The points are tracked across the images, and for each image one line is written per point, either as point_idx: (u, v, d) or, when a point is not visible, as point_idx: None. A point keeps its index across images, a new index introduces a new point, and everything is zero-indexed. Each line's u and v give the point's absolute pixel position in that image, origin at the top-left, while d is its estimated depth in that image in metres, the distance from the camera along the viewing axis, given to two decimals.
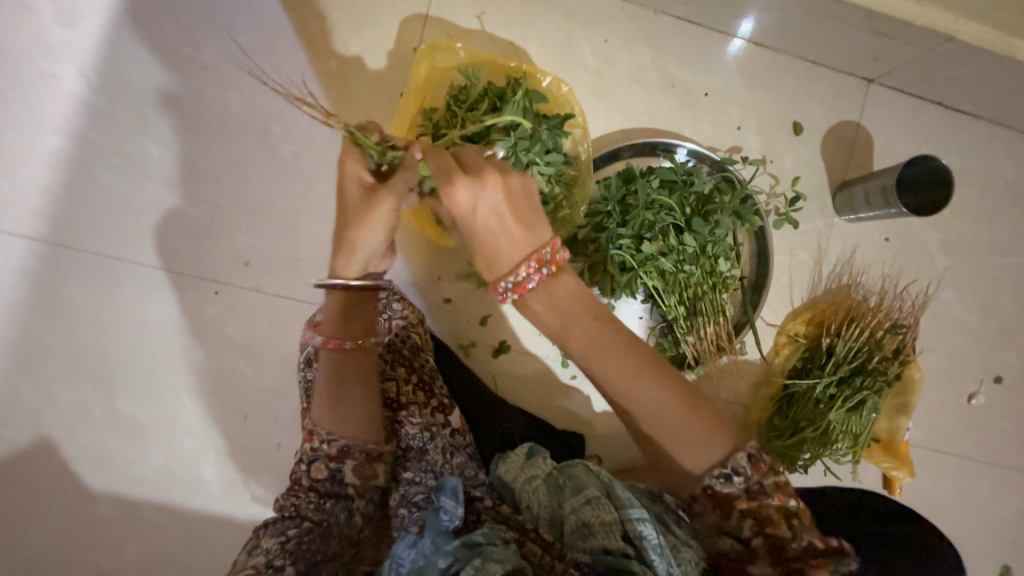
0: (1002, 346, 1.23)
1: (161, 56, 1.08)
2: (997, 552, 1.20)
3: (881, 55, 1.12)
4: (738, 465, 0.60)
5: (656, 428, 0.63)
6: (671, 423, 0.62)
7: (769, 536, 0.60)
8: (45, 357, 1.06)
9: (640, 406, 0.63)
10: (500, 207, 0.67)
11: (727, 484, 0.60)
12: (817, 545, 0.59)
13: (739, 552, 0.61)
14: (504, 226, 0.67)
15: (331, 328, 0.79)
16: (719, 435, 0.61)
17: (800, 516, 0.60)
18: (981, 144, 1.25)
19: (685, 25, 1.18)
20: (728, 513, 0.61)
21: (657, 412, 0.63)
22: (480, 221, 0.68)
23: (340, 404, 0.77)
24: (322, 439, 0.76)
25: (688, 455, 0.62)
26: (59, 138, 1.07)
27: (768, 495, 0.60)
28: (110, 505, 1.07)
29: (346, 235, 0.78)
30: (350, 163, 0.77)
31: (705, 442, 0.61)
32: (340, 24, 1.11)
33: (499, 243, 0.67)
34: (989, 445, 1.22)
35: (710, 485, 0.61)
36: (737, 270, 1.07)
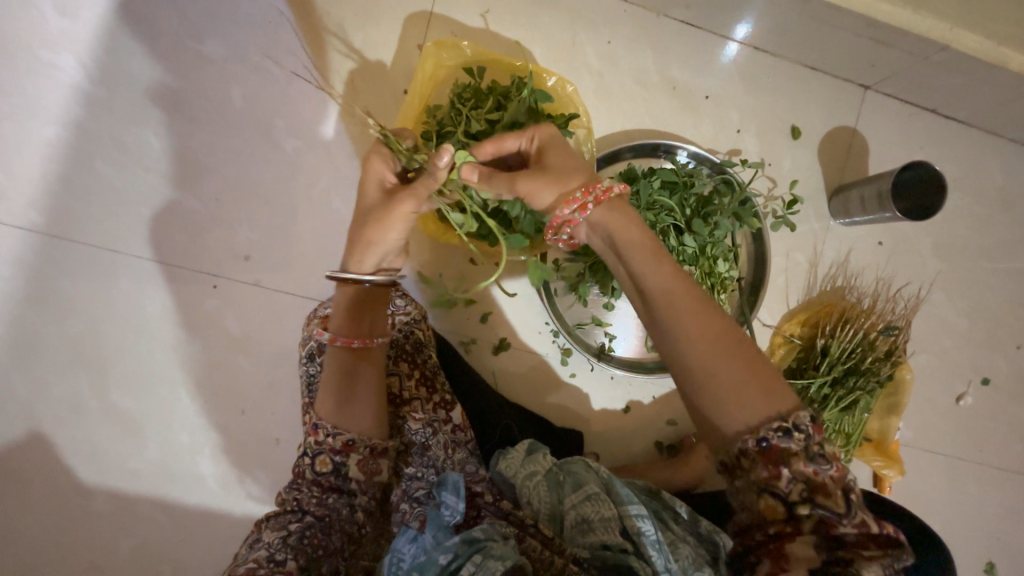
0: (990, 348, 1.26)
1: (162, 47, 1.07)
2: (982, 548, 1.24)
3: (878, 62, 1.15)
4: (801, 422, 0.57)
5: (719, 370, 0.59)
6: (729, 365, 0.59)
7: (818, 508, 0.56)
8: (39, 350, 1.04)
9: (700, 340, 0.60)
10: (563, 145, 0.78)
11: (784, 438, 0.56)
12: (871, 530, 0.56)
13: (782, 525, 0.57)
14: (568, 158, 0.76)
15: (342, 325, 0.77)
16: (778, 389, 0.59)
17: (853, 494, 0.57)
18: (973, 151, 1.28)
19: (687, 29, 1.19)
20: (779, 472, 0.56)
21: (720, 351, 0.60)
22: (546, 157, 0.77)
23: (349, 398, 0.77)
24: (328, 433, 0.76)
25: (742, 402, 0.58)
26: (56, 128, 1.06)
27: (826, 461, 0.56)
28: (104, 500, 1.06)
29: (363, 233, 0.75)
30: (376, 162, 0.77)
31: (762, 392, 0.58)
32: (344, 19, 1.10)
33: (567, 168, 0.74)
34: (976, 444, 1.25)
35: (764, 438, 0.56)
36: (735, 272, 1.09)
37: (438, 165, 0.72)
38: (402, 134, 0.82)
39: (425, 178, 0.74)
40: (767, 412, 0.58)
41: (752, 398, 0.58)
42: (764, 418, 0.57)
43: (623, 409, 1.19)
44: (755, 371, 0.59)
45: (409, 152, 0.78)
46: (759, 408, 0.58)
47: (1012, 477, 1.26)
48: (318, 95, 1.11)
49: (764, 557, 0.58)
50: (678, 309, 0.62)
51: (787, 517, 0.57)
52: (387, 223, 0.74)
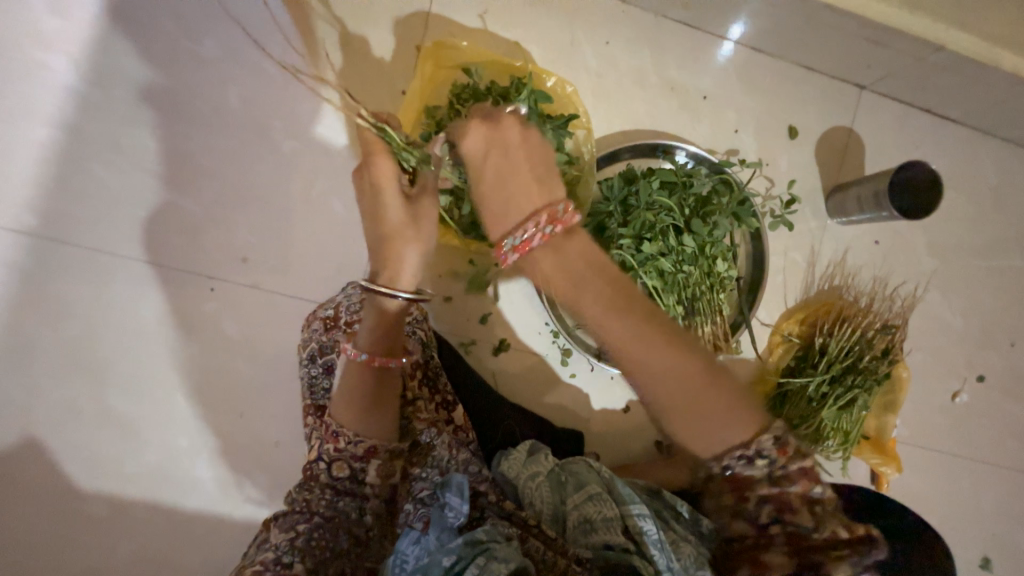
0: (985, 346, 1.27)
1: (157, 47, 1.06)
2: (978, 544, 1.25)
3: (874, 62, 1.15)
4: (764, 446, 0.56)
5: (675, 402, 0.57)
6: (689, 399, 0.57)
7: (787, 525, 0.56)
8: (34, 354, 1.03)
9: (652, 373, 0.58)
10: (523, 158, 0.67)
11: (747, 464, 0.56)
12: (840, 536, 0.55)
13: (753, 539, 0.57)
14: (524, 176, 0.66)
15: (380, 335, 0.76)
16: (739, 413, 0.57)
17: (822, 506, 0.56)
18: (967, 151, 1.29)
19: (685, 29, 1.19)
20: (744, 496, 0.56)
21: (673, 383, 0.57)
22: (496, 172, 0.67)
23: (377, 407, 0.77)
24: (349, 440, 0.76)
25: (707, 432, 0.57)
26: (49, 129, 1.04)
27: (792, 481, 0.56)
28: (101, 505, 1.05)
29: (391, 247, 0.74)
30: (383, 162, 0.75)
31: (723, 421, 0.57)
32: (341, 19, 1.10)
33: (502, 201, 0.66)
34: (971, 441, 1.26)
35: (726, 466, 0.56)
36: (734, 271, 1.09)
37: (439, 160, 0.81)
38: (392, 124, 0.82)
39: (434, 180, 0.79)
40: (732, 439, 0.57)
41: (713, 427, 0.57)
42: (730, 446, 0.57)
43: (623, 409, 1.19)
44: (716, 400, 0.57)
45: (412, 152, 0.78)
46: (724, 437, 0.57)
47: (1006, 474, 1.28)
48: (315, 95, 1.10)
49: (743, 563, 0.58)
50: (632, 349, 0.58)
51: (758, 534, 0.57)
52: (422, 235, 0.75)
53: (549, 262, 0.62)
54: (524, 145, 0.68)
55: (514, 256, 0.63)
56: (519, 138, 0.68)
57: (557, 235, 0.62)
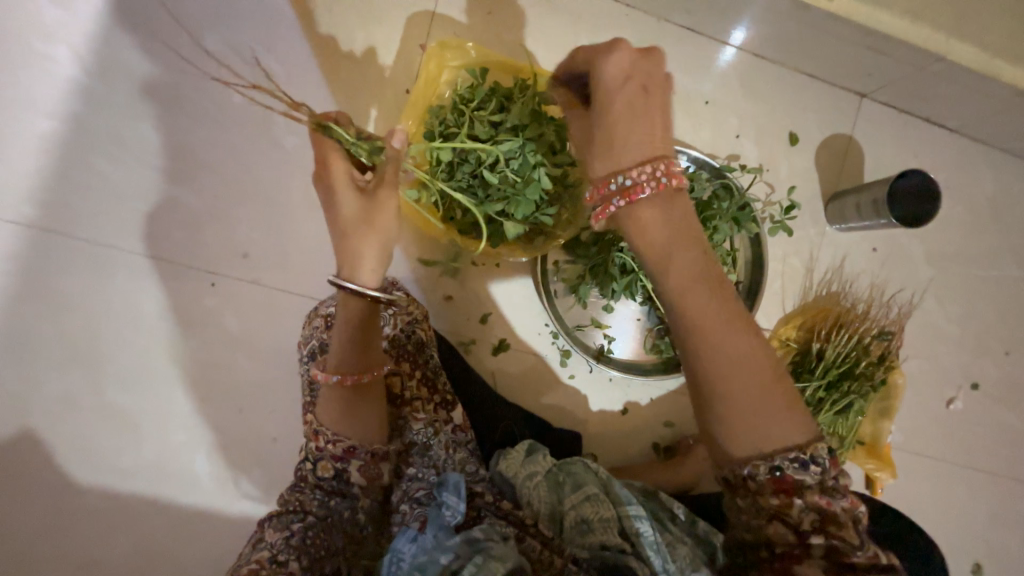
0: (980, 354, 1.28)
1: (161, 42, 1.06)
2: (970, 550, 1.26)
3: (875, 71, 1.16)
4: (818, 454, 0.55)
5: (744, 386, 0.55)
6: (752, 390, 0.55)
7: (830, 537, 0.54)
8: (32, 346, 1.03)
9: (729, 351, 0.56)
10: (642, 89, 0.63)
11: (800, 469, 0.54)
12: (879, 561, 0.55)
13: (790, 548, 0.55)
14: (635, 110, 0.63)
15: (345, 335, 0.71)
16: (799, 418, 0.56)
17: (863, 526, 0.56)
18: (965, 160, 1.30)
19: (688, 34, 1.20)
20: (791, 500, 0.55)
21: (748, 365, 0.56)
22: (607, 101, 0.63)
23: (356, 406, 0.76)
24: (329, 439, 0.76)
25: (761, 427, 0.55)
26: (52, 121, 1.04)
27: (840, 495, 0.55)
28: (96, 499, 1.04)
29: (349, 239, 0.66)
30: (327, 154, 0.69)
31: (784, 417, 0.56)
32: (347, 17, 1.10)
33: (617, 132, 0.63)
34: (965, 448, 1.27)
35: (777, 465, 0.54)
36: (733, 275, 1.10)
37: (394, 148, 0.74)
38: (340, 122, 0.77)
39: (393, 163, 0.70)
40: (783, 440, 0.55)
41: (772, 424, 0.55)
42: (782, 446, 0.55)
43: (620, 411, 1.20)
44: (778, 396, 0.56)
45: (364, 145, 0.75)
46: (777, 436, 0.55)
47: (1000, 481, 1.29)
48: (319, 93, 1.10)
49: (768, 573, 0.56)
50: (708, 324, 0.57)
51: (797, 544, 0.55)
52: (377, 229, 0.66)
53: (644, 226, 0.60)
54: (636, 82, 0.63)
55: (619, 205, 0.60)
56: (629, 69, 0.63)
57: (667, 190, 0.60)
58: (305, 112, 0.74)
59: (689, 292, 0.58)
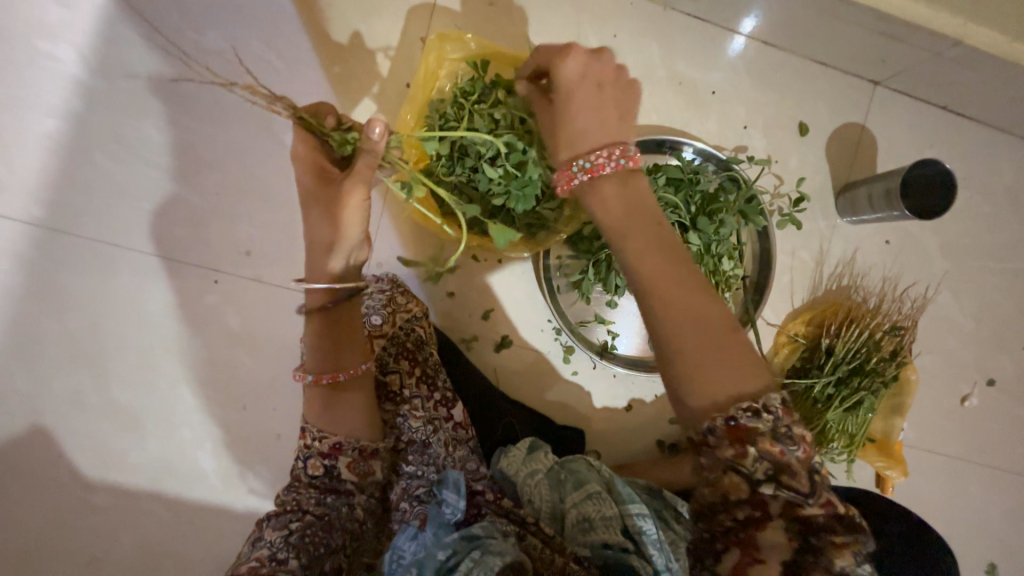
0: (997, 349, 1.25)
1: (161, 38, 1.06)
2: (984, 549, 1.23)
3: (889, 58, 1.13)
4: (772, 402, 0.54)
5: (694, 336, 0.57)
6: (701, 338, 0.57)
7: (784, 490, 0.53)
8: (39, 344, 1.04)
9: (679, 304, 0.59)
10: (590, 83, 0.72)
11: (753, 418, 0.53)
12: (836, 511, 0.53)
13: (750, 509, 0.54)
14: (589, 101, 0.72)
15: (320, 323, 0.75)
16: (752, 370, 0.56)
17: (817, 474, 0.54)
18: (983, 149, 1.26)
19: (694, 23, 1.17)
20: (745, 451, 0.53)
21: (697, 316, 0.58)
22: (562, 97, 0.73)
23: (335, 401, 0.77)
24: (315, 436, 0.77)
25: (713, 377, 0.56)
26: (54, 120, 1.05)
27: (795, 443, 0.53)
28: (105, 494, 1.06)
29: (321, 233, 0.73)
30: (305, 148, 0.74)
31: (735, 369, 0.56)
32: (345, 10, 1.09)
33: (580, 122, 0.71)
34: (980, 446, 1.24)
35: (730, 415, 0.54)
36: (740, 270, 1.08)
37: (371, 139, 0.67)
38: (321, 111, 0.76)
39: (362, 158, 0.69)
40: (737, 389, 0.55)
41: (724, 374, 0.56)
42: (736, 396, 0.55)
43: (624, 407, 1.18)
44: (728, 345, 0.57)
45: (339, 134, 0.74)
46: (731, 384, 0.55)
47: (1016, 479, 1.26)
48: (319, 89, 1.09)
49: (732, 545, 0.55)
50: (655, 279, 0.61)
51: (754, 502, 0.54)
52: (340, 219, 0.72)
53: (598, 194, 0.67)
54: (589, 78, 0.72)
55: (584, 179, 0.68)
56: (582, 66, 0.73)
57: (624, 171, 0.67)
58: (280, 102, 0.70)
59: (635, 250, 0.63)
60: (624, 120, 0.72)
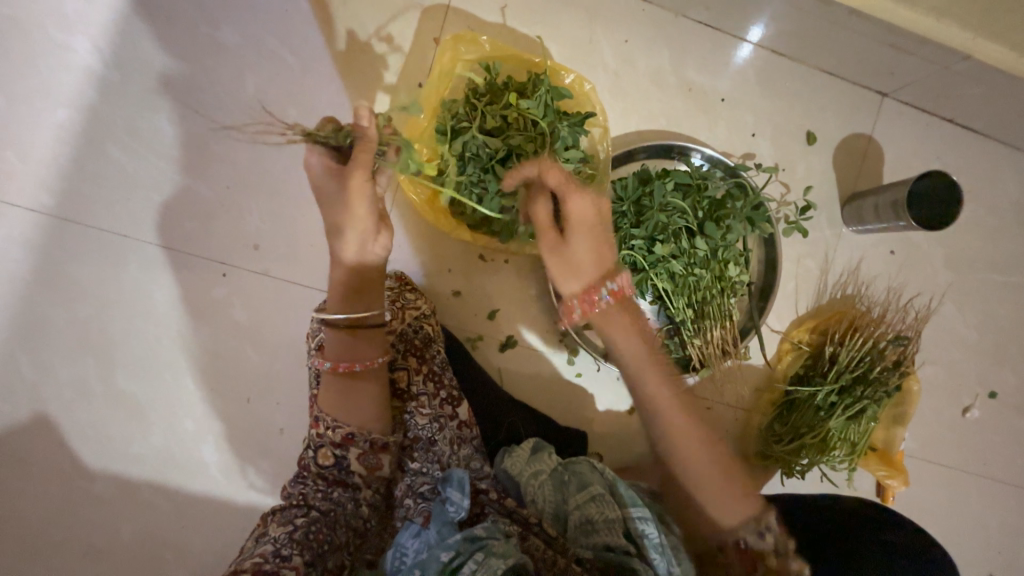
0: (998, 362, 1.25)
1: (174, 32, 1.06)
2: (982, 562, 1.23)
3: (897, 70, 1.13)
4: (768, 524, 0.70)
5: (693, 465, 0.72)
6: (706, 464, 0.72)
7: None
8: (46, 332, 1.04)
9: (675, 428, 0.73)
10: (604, 231, 0.81)
11: (758, 539, 0.70)
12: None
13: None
14: (595, 242, 0.80)
15: (340, 310, 0.78)
16: (744, 494, 0.72)
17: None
18: (988, 162, 1.26)
19: (705, 30, 1.18)
20: (756, 566, 0.70)
21: (693, 441, 0.73)
22: (577, 233, 0.80)
23: (350, 388, 0.78)
24: (328, 426, 0.77)
25: (721, 508, 0.72)
26: (67, 110, 1.05)
27: (787, 553, 0.71)
28: (107, 485, 1.06)
29: (335, 222, 0.75)
30: (312, 156, 0.74)
31: (730, 489, 0.72)
32: (360, 10, 1.10)
33: (580, 259, 0.80)
34: (980, 458, 1.24)
35: (741, 539, 0.70)
36: (746, 276, 1.08)
37: (360, 127, 0.71)
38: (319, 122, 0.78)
39: (357, 145, 0.72)
40: (743, 516, 0.71)
41: (729, 500, 0.71)
42: (740, 521, 0.71)
43: (627, 410, 1.19)
44: (733, 474, 0.72)
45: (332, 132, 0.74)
46: (736, 508, 0.71)
47: (1014, 492, 1.26)
48: (333, 86, 1.10)
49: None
50: (659, 398, 0.75)
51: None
52: (349, 203, 0.73)
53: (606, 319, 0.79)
54: (599, 225, 0.81)
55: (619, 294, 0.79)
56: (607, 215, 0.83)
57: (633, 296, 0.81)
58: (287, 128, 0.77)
59: (637, 368, 0.78)
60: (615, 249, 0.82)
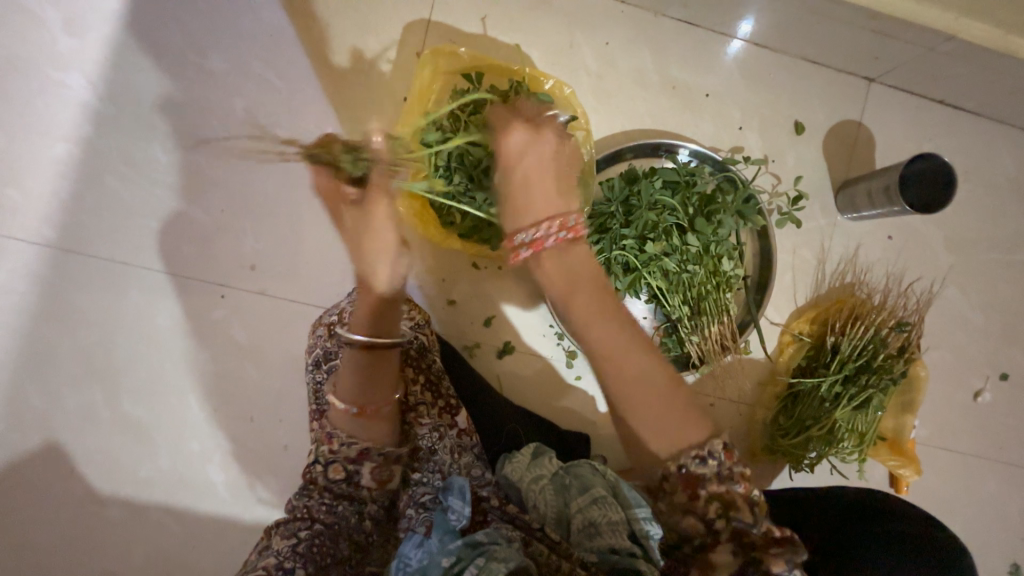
0: (1007, 342, 1.22)
1: (165, 63, 1.10)
2: (1005, 550, 1.20)
3: (882, 54, 1.13)
4: (714, 449, 0.61)
5: (630, 391, 0.64)
6: (645, 394, 0.64)
7: (732, 520, 0.61)
8: (54, 362, 1.07)
9: (609, 349, 0.65)
10: (544, 163, 0.77)
11: (701, 465, 0.61)
12: (774, 533, 0.61)
13: (704, 537, 0.62)
14: (531, 184, 0.76)
15: (361, 331, 0.73)
16: (692, 422, 0.63)
17: (759, 506, 0.62)
18: (982, 141, 1.25)
19: (685, 27, 1.19)
20: (696, 495, 0.61)
21: (631, 365, 0.65)
22: (509, 174, 0.77)
23: (373, 416, 0.77)
24: (342, 442, 0.77)
25: (658, 438, 0.63)
26: (65, 145, 1.08)
27: (735, 481, 0.61)
28: (118, 509, 1.07)
29: (361, 248, 0.74)
30: (327, 184, 0.75)
31: (670, 420, 0.63)
32: (343, 30, 1.12)
33: (512, 201, 0.75)
34: (995, 442, 1.21)
35: (683, 464, 0.61)
36: (740, 270, 1.08)
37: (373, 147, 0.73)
38: (324, 144, 0.77)
39: (374, 175, 0.74)
40: (687, 441, 0.63)
41: (674, 431, 0.63)
42: (684, 447, 0.62)
43: None
44: (675, 403, 0.64)
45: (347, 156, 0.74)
46: (681, 434, 0.63)
47: None
48: (320, 106, 1.12)
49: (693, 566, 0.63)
50: (589, 317, 0.67)
51: (708, 532, 0.61)
52: (377, 229, 0.74)
53: (537, 260, 0.72)
54: (537, 154, 0.77)
55: (528, 252, 0.72)
56: (553, 156, 0.78)
57: (565, 242, 0.71)
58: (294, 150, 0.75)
59: (563, 288, 0.70)
60: (559, 191, 0.75)
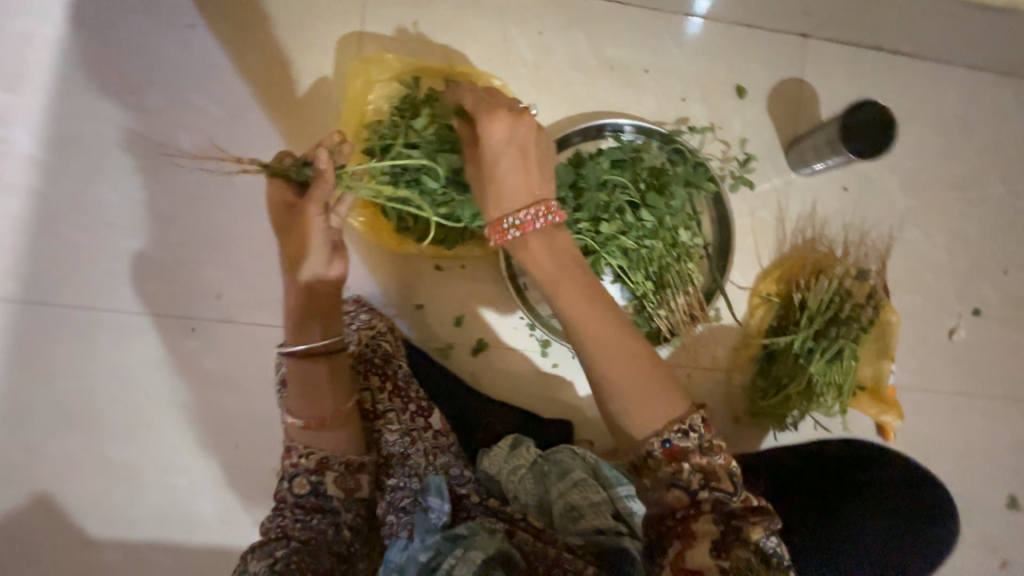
0: (975, 277, 1.23)
1: (107, 106, 1.11)
2: (1000, 484, 1.20)
3: (811, 9, 1.14)
4: (694, 422, 0.64)
5: (614, 368, 0.66)
6: (629, 370, 0.66)
7: (714, 491, 0.63)
8: (30, 414, 1.07)
9: (594, 329, 0.67)
10: (526, 149, 0.74)
11: (683, 438, 0.64)
12: (751, 502, 0.64)
13: (687, 509, 0.64)
14: (516, 171, 0.73)
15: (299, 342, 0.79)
16: (673, 399, 0.65)
17: (738, 476, 0.65)
18: (925, 82, 1.25)
19: (616, 7, 1.20)
20: (680, 468, 0.64)
21: (614, 344, 0.67)
22: (494, 160, 0.73)
23: (322, 423, 0.79)
24: (301, 453, 0.79)
25: (641, 415, 0.65)
26: (17, 199, 1.09)
27: (716, 452, 0.64)
28: (111, 552, 1.08)
29: (290, 251, 0.76)
30: (274, 191, 0.77)
31: (652, 396, 0.65)
32: (278, 52, 1.13)
33: (496, 187, 0.73)
34: (977, 378, 1.22)
35: (665, 439, 0.64)
36: (700, 240, 1.08)
37: (319, 166, 0.75)
38: (280, 158, 0.80)
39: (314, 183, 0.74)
40: (667, 417, 0.65)
41: (656, 407, 0.65)
42: (665, 423, 0.64)
43: None
44: (656, 380, 0.66)
45: (295, 168, 0.77)
46: (663, 409, 0.65)
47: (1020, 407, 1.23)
48: (264, 129, 1.13)
49: (674, 539, 0.65)
50: (574, 299, 0.69)
51: (691, 504, 0.64)
52: (304, 234, 0.74)
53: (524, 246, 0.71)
54: (519, 143, 0.73)
55: (517, 235, 0.71)
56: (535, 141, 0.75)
57: (551, 225, 0.71)
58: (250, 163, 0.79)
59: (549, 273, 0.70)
60: (544, 178, 0.74)
